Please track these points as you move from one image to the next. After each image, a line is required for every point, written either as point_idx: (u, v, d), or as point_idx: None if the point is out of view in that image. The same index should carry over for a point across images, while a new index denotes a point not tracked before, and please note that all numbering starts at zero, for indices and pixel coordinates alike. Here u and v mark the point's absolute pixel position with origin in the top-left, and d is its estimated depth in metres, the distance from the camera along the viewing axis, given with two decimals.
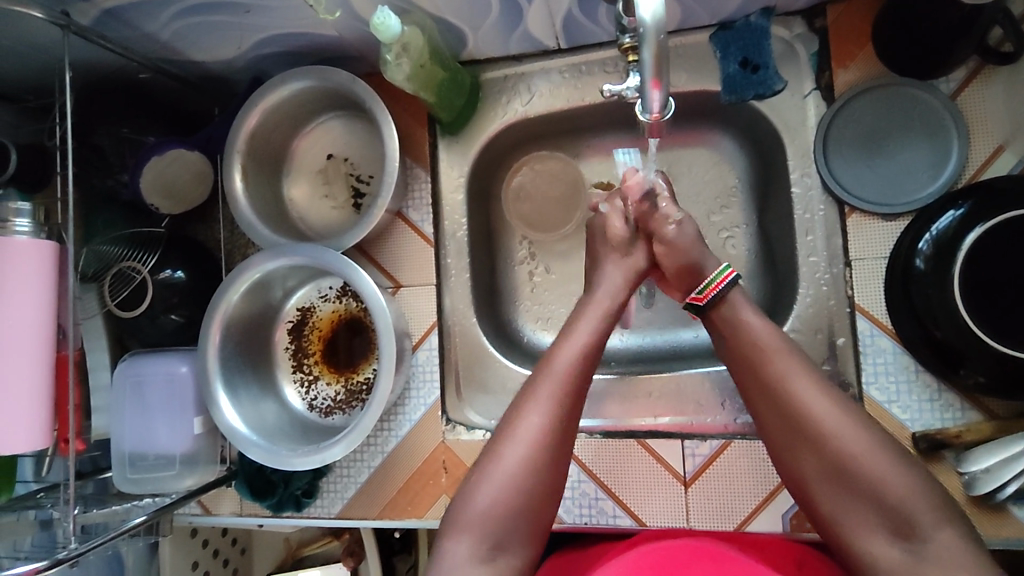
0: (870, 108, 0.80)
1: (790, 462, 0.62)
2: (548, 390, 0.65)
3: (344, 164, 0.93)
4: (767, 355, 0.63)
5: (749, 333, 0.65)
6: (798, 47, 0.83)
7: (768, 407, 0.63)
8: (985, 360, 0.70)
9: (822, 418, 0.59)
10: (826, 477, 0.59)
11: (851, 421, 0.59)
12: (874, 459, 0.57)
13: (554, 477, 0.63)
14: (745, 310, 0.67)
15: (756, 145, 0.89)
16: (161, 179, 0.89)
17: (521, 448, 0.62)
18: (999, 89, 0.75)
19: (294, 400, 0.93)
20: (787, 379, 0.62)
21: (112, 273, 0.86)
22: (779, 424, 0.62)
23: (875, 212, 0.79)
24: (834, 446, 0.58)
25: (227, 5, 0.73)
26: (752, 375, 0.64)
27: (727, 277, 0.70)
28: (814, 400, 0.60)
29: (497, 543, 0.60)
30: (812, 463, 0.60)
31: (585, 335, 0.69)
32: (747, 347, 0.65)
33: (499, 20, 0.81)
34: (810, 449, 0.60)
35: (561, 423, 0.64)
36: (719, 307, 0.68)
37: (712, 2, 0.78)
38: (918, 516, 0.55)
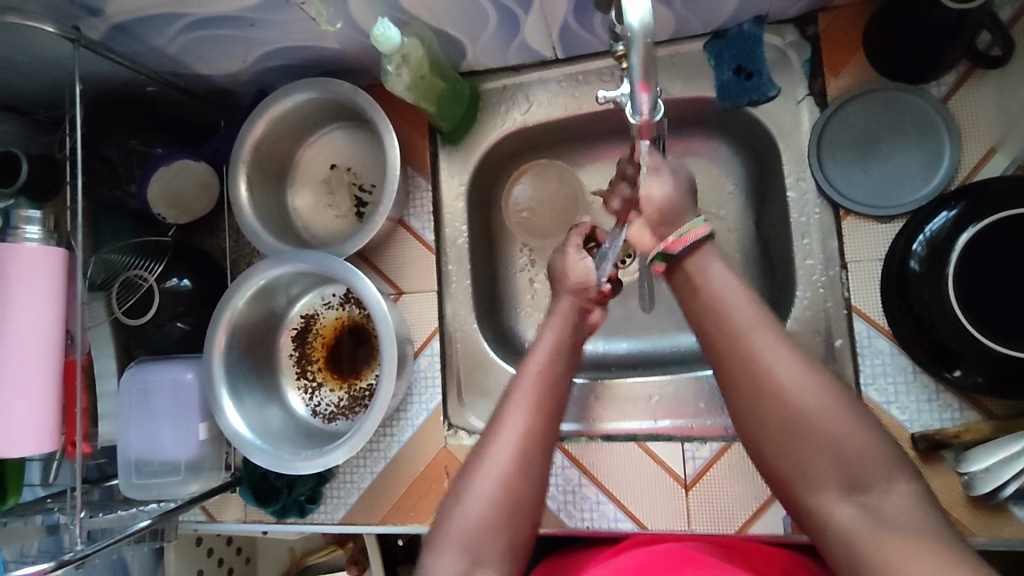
0: (862, 113, 0.81)
1: (741, 416, 0.57)
2: (520, 407, 0.63)
3: (346, 173, 0.95)
4: (729, 311, 0.58)
5: (703, 277, 0.60)
6: (791, 54, 0.84)
7: (724, 360, 0.57)
8: (982, 359, 0.70)
9: (780, 374, 0.55)
10: (781, 435, 0.55)
11: (809, 370, 0.55)
12: (829, 414, 0.53)
13: (535, 495, 0.61)
14: (711, 261, 0.61)
15: (752, 151, 0.91)
16: (168, 191, 0.91)
17: (500, 466, 0.60)
18: (989, 92, 0.77)
19: (297, 406, 0.94)
20: (745, 328, 0.57)
21: (119, 282, 0.88)
22: (734, 377, 0.57)
23: (870, 215, 0.80)
24: (790, 399, 0.54)
25: (233, 19, 0.76)
26: (708, 322, 0.59)
27: (700, 231, 0.61)
28: (773, 351, 0.56)
29: (479, 558, 0.57)
30: (766, 418, 0.55)
31: (546, 353, 0.68)
32: (704, 296, 0.60)
33: (497, 30, 0.82)
34: (768, 402, 0.55)
35: (536, 439, 0.62)
36: (689, 260, 0.61)
37: (705, 11, 0.79)
38: (876, 472, 0.52)
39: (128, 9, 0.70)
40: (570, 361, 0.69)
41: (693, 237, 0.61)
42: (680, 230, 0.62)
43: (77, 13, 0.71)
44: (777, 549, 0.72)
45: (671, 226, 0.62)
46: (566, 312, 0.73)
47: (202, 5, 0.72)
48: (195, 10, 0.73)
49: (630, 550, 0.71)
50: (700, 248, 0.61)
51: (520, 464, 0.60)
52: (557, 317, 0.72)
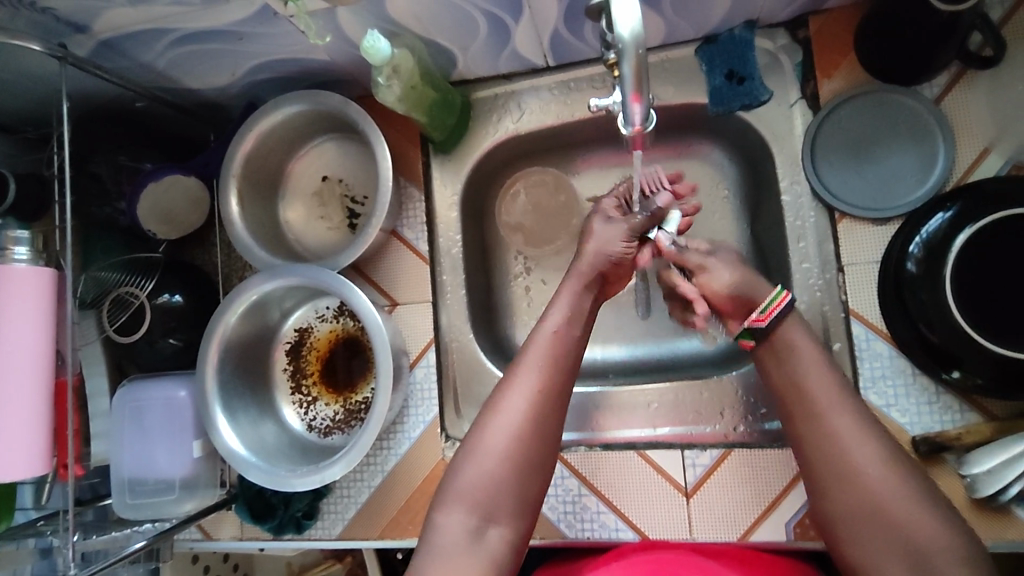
0: (855, 115, 0.81)
1: (823, 496, 0.63)
2: (533, 366, 0.68)
3: (338, 185, 0.94)
4: (817, 399, 0.64)
5: (797, 363, 0.67)
6: (782, 58, 0.84)
7: (810, 444, 0.64)
8: (980, 359, 0.70)
9: (865, 465, 0.61)
10: (856, 519, 0.60)
11: (886, 464, 0.60)
12: (904, 504, 0.59)
13: (542, 451, 0.66)
14: (797, 340, 0.68)
15: (744, 155, 0.90)
16: (159, 207, 0.90)
17: (512, 419, 0.66)
18: (982, 92, 0.77)
19: (293, 421, 0.93)
20: (833, 417, 0.63)
21: (110, 299, 0.87)
22: (822, 464, 0.63)
23: (865, 217, 0.79)
24: (873, 487, 0.60)
25: (221, 33, 0.75)
26: (800, 408, 0.65)
27: (783, 301, 0.69)
28: (858, 440, 0.62)
29: (490, 515, 0.63)
30: (847, 505, 0.61)
31: (562, 317, 0.72)
32: (796, 384, 0.66)
33: (487, 40, 0.82)
34: (850, 489, 0.61)
35: (548, 400, 0.67)
36: (776, 336, 0.69)
37: (695, 16, 0.79)
38: (944, 563, 0.56)
39: (114, 24, 0.71)
40: (581, 327, 0.73)
41: (774, 312, 0.69)
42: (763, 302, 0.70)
43: (64, 30, 0.71)
44: (780, 560, 0.73)
45: (747, 307, 0.72)
46: (580, 277, 0.76)
47: (189, 18, 0.71)
48: (182, 24, 0.72)
49: (625, 556, 0.71)
50: (786, 317, 0.69)
51: (529, 420, 0.66)
52: (572, 282, 0.76)
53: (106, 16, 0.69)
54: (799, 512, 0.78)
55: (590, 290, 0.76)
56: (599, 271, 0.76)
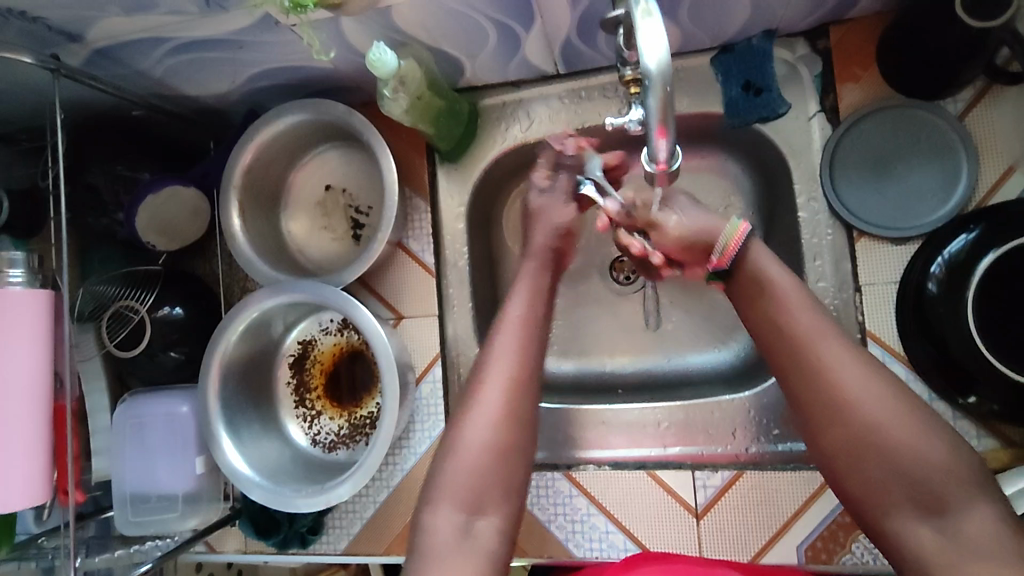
0: (876, 130, 0.78)
1: (812, 431, 0.57)
2: (504, 355, 0.65)
3: (342, 195, 0.92)
4: (790, 321, 0.59)
5: (776, 293, 0.61)
6: (802, 69, 0.81)
7: (791, 376, 0.59)
8: (997, 389, 0.68)
9: (847, 385, 0.55)
10: (852, 450, 0.55)
11: (874, 381, 0.55)
12: (897, 422, 0.53)
13: (526, 436, 0.63)
14: (764, 259, 0.63)
15: (760, 169, 0.88)
16: (158, 219, 0.87)
17: (491, 407, 0.63)
18: (1009, 110, 0.74)
19: (297, 436, 0.91)
20: (814, 345, 0.58)
21: (109, 314, 0.85)
22: (809, 399, 0.57)
23: (885, 237, 0.77)
24: (860, 415, 0.54)
25: (221, 42, 0.73)
26: (776, 337, 0.60)
27: (741, 234, 0.64)
28: (843, 366, 0.56)
29: (477, 509, 0.59)
30: (833, 432, 0.56)
31: (522, 302, 0.70)
32: (772, 313, 0.61)
33: (497, 48, 0.79)
34: (839, 422, 0.55)
35: (523, 369, 0.65)
36: (740, 264, 0.64)
37: (713, 25, 0.76)
38: (944, 490, 0.51)
39: (110, 34, 0.68)
40: (546, 308, 0.71)
41: (732, 250, 0.64)
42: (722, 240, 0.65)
43: (57, 40, 0.69)
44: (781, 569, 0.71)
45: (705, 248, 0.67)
46: (534, 259, 0.74)
47: (187, 28, 0.69)
48: (180, 34, 0.70)
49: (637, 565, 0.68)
50: (747, 249, 0.64)
51: (506, 408, 0.63)
52: (531, 266, 0.73)
53: (101, 26, 0.67)
54: (811, 535, 0.78)
55: (549, 268, 0.74)
56: (554, 254, 0.75)
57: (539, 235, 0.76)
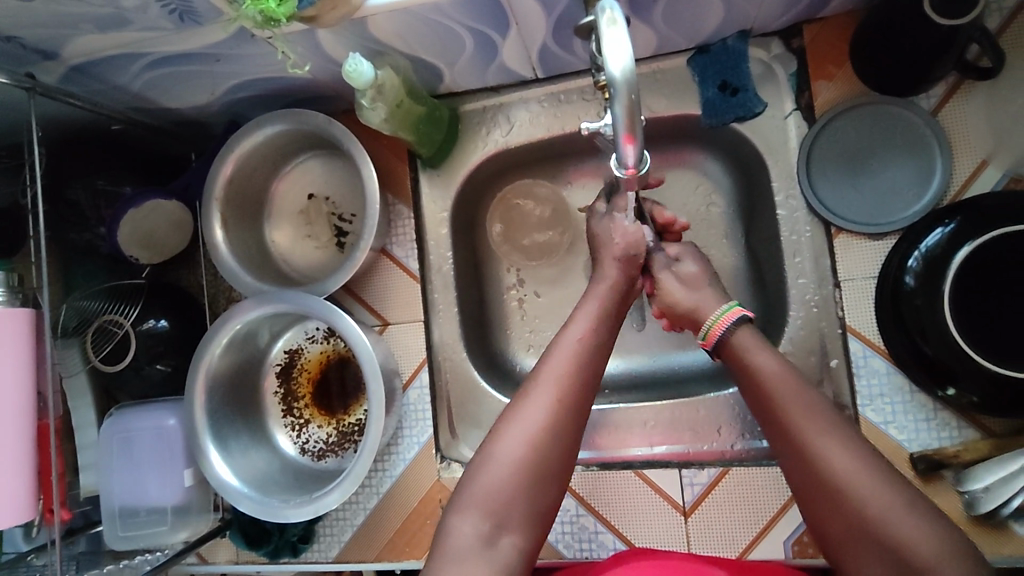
0: (851, 127, 0.79)
1: (815, 518, 0.57)
2: (552, 379, 0.65)
3: (325, 203, 0.92)
4: (784, 406, 0.60)
5: (765, 380, 0.62)
6: (776, 68, 0.82)
7: (789, 462, 0.59)
8: (975, 380, 0.70)
9: (840, 473, 0.55)
10: (849, 539, 0.54)
11: (867, 471, 0.55)
12: (894, 514, 0.53)
13: (565, 458, 0.62)
14: (756, 349, 0.65)
15: (739, 167, 0.89)
16: (140, 231, 0.87)
17: (530, 426, 0.62)
18: (980, 103, 0.75)
19: (286, 446, 0.91)
20: (808, 437, 0.58)
21: (93, 329, 0.85)
22: (809, 493, 0.57)
23: (862, 232, 0.78)
24: (857, 507, 0.54)
25: (197, 55, 0.73)
26: (773, 425, 0.61)
27: (730, 317, 0.69)
28: (840, 461, 0.56)
29: (502, 522, 0.59)
30: (833, 521, 0.56)
31: (584, 328, 0.69)
32: (773, 403, 0.61)
33: (474, 54, 0.80)
34: (838, 516, 0.55)
35: (575, 392, 0.65)
36: (730, 349, 0.67)
37: (688, 27, 0.77)
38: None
39: (85, 50, 0.69)
40: (608, 336, 0.70)
41: (714, 336, 0.68)
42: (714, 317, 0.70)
43: (32, 58, 0.69)
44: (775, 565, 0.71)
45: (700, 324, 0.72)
46: (605, 287, 0.74)
47: (161, 42, 0.69)
48: (155, 48, 0.70)
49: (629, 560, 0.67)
50: (736, 331, 0.68)
51: (550, 426, 0.62)
52: (596, 293, 0.73)
53: (77, 42, 0.67)
54: (797, 530, 0.78)
55: (617, 296, 0.73)
56: (628, 281, 0.74)
57: (612, 265, 0.74)
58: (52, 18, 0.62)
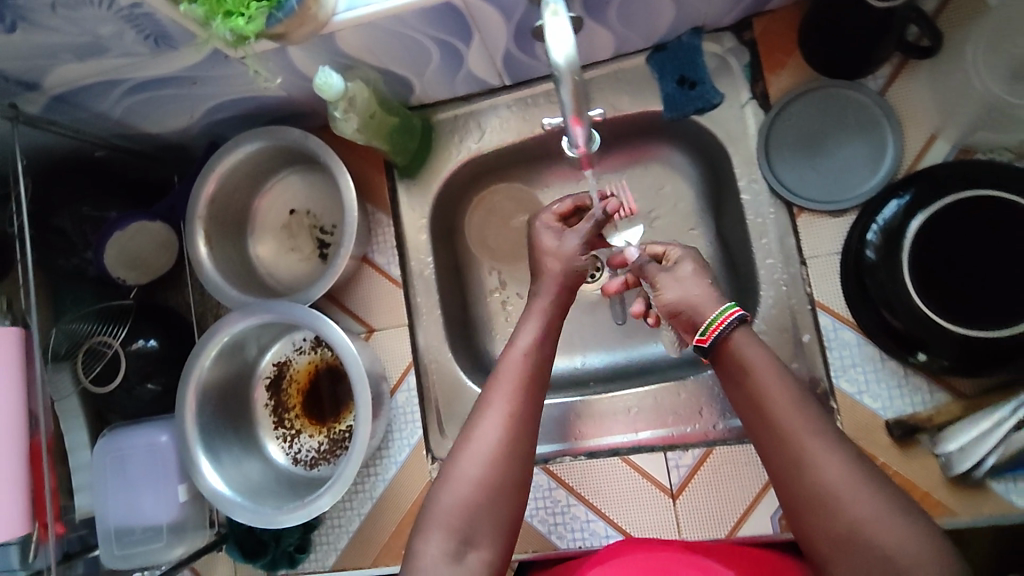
0: (806, 112, 0.83)
1: (800, 519, 0.59)
2: (506, 394, 0.68)
3: (306, 217, 0.95)
4: (775, 410, 0.61)
5: (758, 380, 0.63)
6: (731, 60, 0.85)
7: (779, 463, 0.60)
8: (945, 344, 0.72)
9: (835, 482, 0.57)
10: (834, 538, 0.57)
11: (859, 480, 0.57)
12: (880, 521, 0.55)
13: (518, 472, 0.65)
14: (746, 345, 0.65)
15: (703, 158, 0.92)
16: (126, 253, 0.89)
17: (487, 444, 0.65)
18: (923, 80, 0.79)
19: (278, 456, 0.93)
20: (799, 435, 0.60)
21: (83, 350, 0.87)
22: (790, 484, 0.60)
23: (822, 210, 0.81)
24: (842, 508, 0.57)
25: (174, 78, 0.76)
26: (764, 428, 0.62)
27: (730, 317, 0.66)
28: (824, 455, 0.58)
29: (467, 539, 0.62)
30: (817, 522, 0.58)
31: (528, 341, 0.72)
32: (757, 398, 0.63)
33: (441, 64, 0.83)
34: (820, 511, 0.58)
35: (521, 406, 0.67)
36: (721, 349, 0.66)
37: (642, 26, 0.81)
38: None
39: (67, 79, 0.72)
40: (551, 346, 0.73)
41: (717, 331, 0.65)
42: (710, 318, 0.67)
43: (15, 90, 0.72)
44: (762, 556, 0.70)
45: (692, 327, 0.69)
46: (545, 296, 0.76)
47: (139, 66, 0.73)
48: (134, 73, 0.74)
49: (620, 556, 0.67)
50: (731, 333, 0.65)
51: (505, 443, 0.66)
52: (539, 304, 0.76)
53: (58, 72, 0.71)
54: None
55: (557, 310, 0.76)
56: (560, 290, 0.76)
57: (549, 278, 0.77)
58: (32, 49, 0.66)
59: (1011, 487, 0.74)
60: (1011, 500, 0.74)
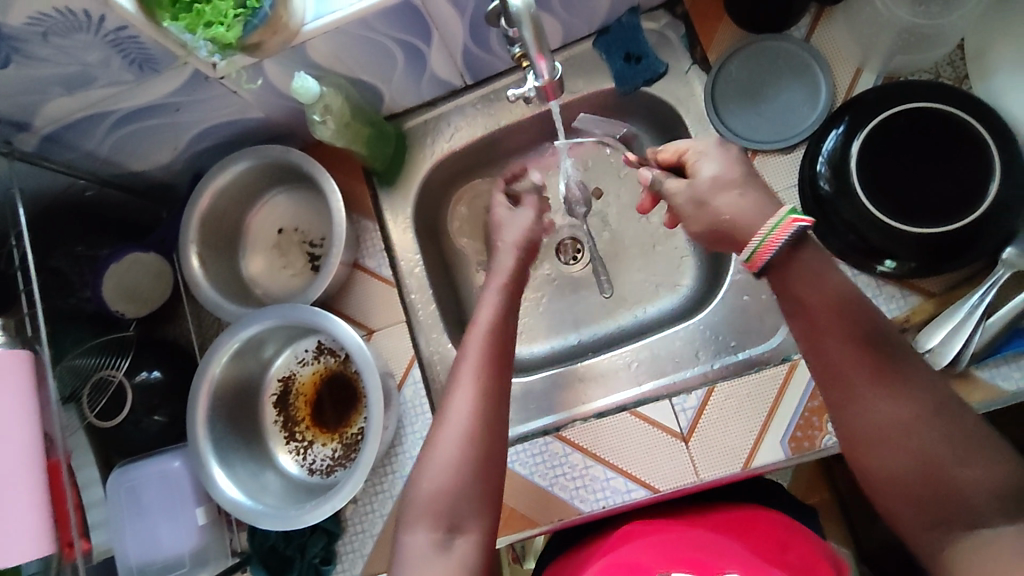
0: (743, 67, 0.91)
1: (859, 454, 0.57)
2: (471, 373, 0.69)
3: (295, 234, 0.98)
4: (838, 340, 0.58)
5: (818, 307, 0.60)
6: (669, 34, 0.94)
7: (847, 398, 0.58)
8: (906, 249, 0.78)
9: (899, 418, 0.55)
10: (895, 472, 0.55)
11: (925, 414, 0.55)
12: (946, 456, 0.53)
13: (497, 445, 0.66)
14: (812, 266, 0.61)
15: (659, 128, 0.99)
16: (123, 286, 0.92)
17: (464, 416, 0.66)
18: (840, 23, 0.88)
19: (293, 468, 0.93)
20: (863, 369, 0.57)
21: (90, 385, 0.89)
22: (854, 418, 0.57)
23: (773, 148, 0.88)
24: (907, 442, 0.54)
25: (158, 107, 0.81)
26: (827, 358, 0.59)
27: (790, 227, 0.60)
28: (887, 390, 0.56)
29: (454, 524, 0.62)
30: (878, 457, 0.56)
31: (486, 321, 0.74)
32: (819, 327, 0.59)
33: (406, 68, 0.90)
34: (882, 446, 0.55)
35: (488, 382, 0.68)
36: (786, 263, 0.61)
37: (584, 11, 0.89)
38: (979, 510, 0.52)
39: (57, 115, 0.77)
40: (508, 326, 0.75)
41: (765, 257, 0.61)
42: (769, 227, 0.61)
43: (8, 131, 0.76)
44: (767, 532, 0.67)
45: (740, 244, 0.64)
46: (498, 280, 0.80)
47: (125, 96, 0.77)
48: (120, 103, 0.78)
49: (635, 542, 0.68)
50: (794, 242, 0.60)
51: (478, 420, 0.66)
52: (495, 287, 0.79)
53: (49, 108, 0.75)
54: (790, 426, 0.82)
55: (510, 292, 0.79)
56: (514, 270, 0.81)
57: (504, 258, 0.82)
58: (25, 84, 0.71)
59: (995, 372, 0.78)
60: (1000, 385, 0.78)
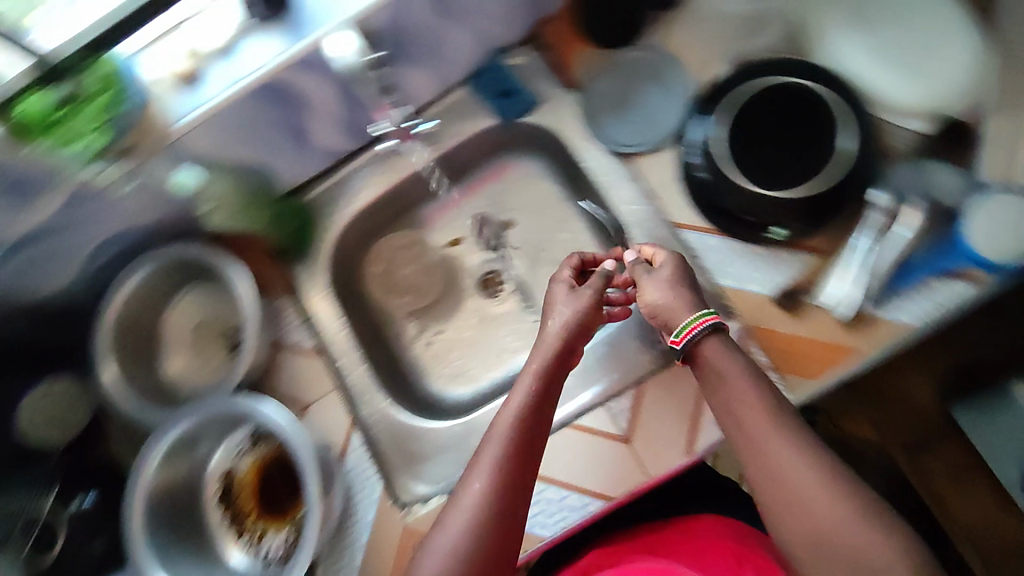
0: (605, 80, 0.97)
1: (776, 520, 0.62)
2: (497, 452, 0.66)
3: (211, 327, 0.98)
4: (745, 417, 0.66)
5: (728, 385, 0.68)
6: (533, 65, 0.99)
7: (754, 467, 0.64)
8: (787, 209, 0.84)
9: (804, 486, 0.61)
10: (808, 542, 0.60)
11: (826, 480, 0.61)
12: (854, 530, 0.58)
13: (507, 538, 0.63)
14: (723, 352, 0.69)
15: (547, 151, 1.04)
16: (40, 417, 0.91)
17: (466, 515, 0.63)
18: (682, 24, 0.95)
19: (245, 565, 0.89)
20: (768, 442, 0.63)
21: (18, 527, 0.86)
22: (765, 485, 0.63)
23: (649, 149, 0.93)
24: (816, 516, 0.60)
25: (47, 229, 0.82)
26: (735, 429, 0.67)
27: (703, 323, 0.71)
28: (789, 461, 0.62)
29: None
30: (790, 524, 0.61)
31: (522, 397, 0.70)
32: (732, 406, 0.67)
33: (290, 143, 0.93)
34: (792, 512, 0.61)
35: (517, 463, 0.65)
36: (700, 350, 0.71)
37: (447, 59, 0.94)
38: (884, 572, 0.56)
39: None
40: (546, 402, 0.70)
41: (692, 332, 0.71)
42: (685, 323, 0.72)
43: None
44: (714, 536, 0.83)
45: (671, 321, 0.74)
46: (542, 353, 0.73)
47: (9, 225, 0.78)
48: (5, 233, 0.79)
49: None
50: (708, 337, 0.70)
51: (494, 506, 0.63)
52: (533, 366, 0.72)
53: None
54: None
55: (551, 366, 0.72)
56: (563, 344, 0.74)
57: (542, 350, 0.73)
58: None
59: (896, 309, 0.82)
60: (901, 321, 0.81)
